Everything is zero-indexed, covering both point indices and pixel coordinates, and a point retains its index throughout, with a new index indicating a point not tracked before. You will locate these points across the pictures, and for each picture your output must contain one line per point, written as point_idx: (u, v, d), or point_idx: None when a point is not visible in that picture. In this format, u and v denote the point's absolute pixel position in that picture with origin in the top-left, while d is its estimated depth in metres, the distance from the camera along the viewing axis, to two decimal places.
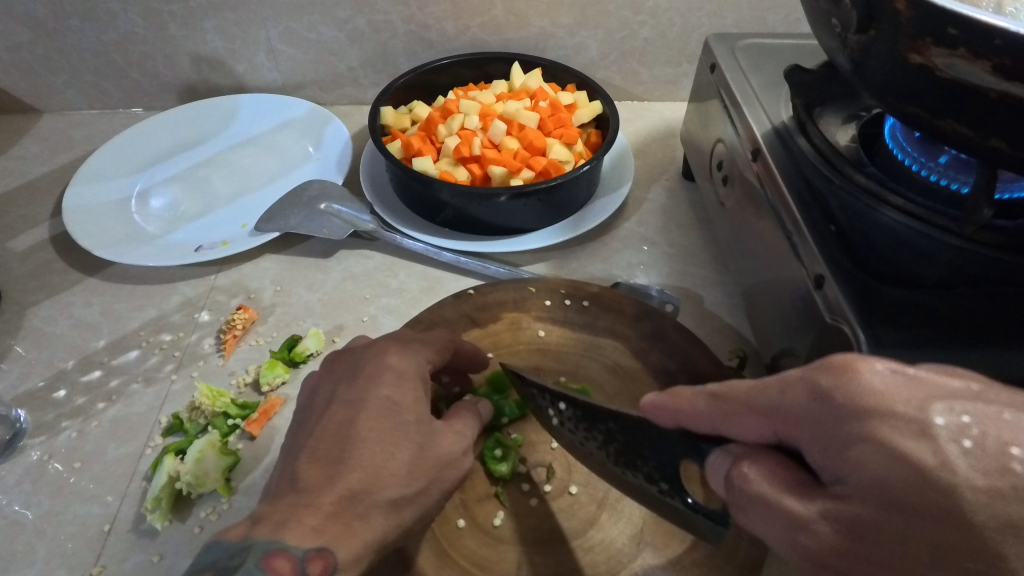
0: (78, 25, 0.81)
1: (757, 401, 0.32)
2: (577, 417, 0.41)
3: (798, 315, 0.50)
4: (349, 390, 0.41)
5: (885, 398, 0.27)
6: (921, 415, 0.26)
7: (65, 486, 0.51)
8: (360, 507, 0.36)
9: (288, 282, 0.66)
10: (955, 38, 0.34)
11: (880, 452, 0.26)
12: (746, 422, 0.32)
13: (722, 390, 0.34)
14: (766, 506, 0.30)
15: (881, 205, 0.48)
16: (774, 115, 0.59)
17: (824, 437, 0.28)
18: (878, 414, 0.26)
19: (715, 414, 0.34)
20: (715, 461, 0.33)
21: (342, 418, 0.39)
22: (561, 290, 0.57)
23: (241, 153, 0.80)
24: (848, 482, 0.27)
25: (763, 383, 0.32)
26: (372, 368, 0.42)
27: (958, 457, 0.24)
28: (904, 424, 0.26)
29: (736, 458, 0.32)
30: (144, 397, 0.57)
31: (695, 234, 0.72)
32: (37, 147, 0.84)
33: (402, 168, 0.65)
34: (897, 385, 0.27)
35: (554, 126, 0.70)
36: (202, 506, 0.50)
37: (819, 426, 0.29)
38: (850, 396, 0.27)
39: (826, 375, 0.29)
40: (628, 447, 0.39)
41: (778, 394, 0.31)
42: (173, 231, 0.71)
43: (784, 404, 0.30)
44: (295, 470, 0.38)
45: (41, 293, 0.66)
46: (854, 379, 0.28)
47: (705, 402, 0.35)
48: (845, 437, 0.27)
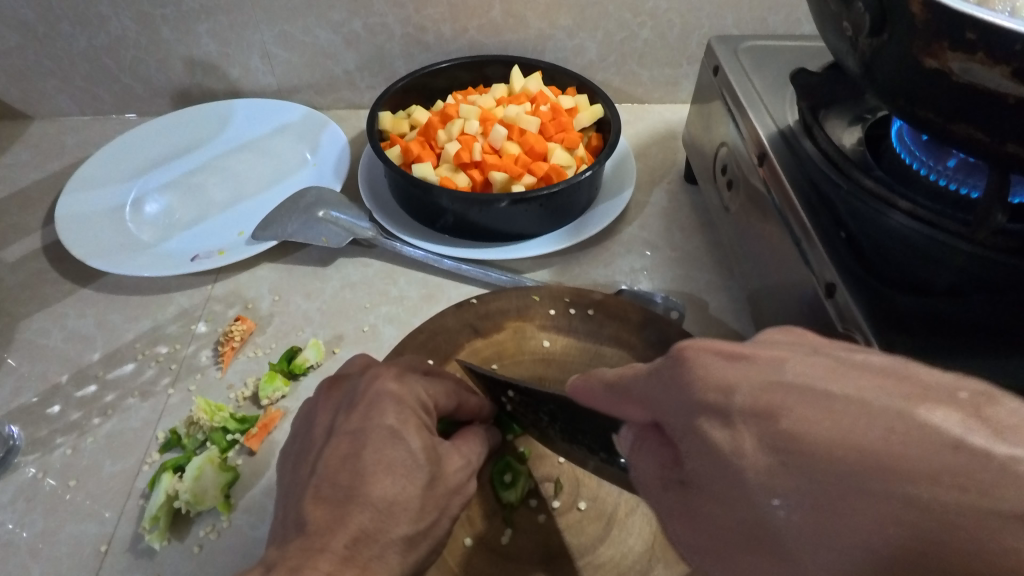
0: (68, 29, 0.80)
1: (635, 390, 0.32)
2: (565, 428, 0.41)
3: (806, 321, 0.49)
4: (351, 422, 0.39)
5: (708, 388, 0.27)
6: (754, 402, 0.26)
7: (60, 505, 0.50)
8: (374, 548, 0.36)
9: (286, 291, 0.65)
10: (974, 43, 0.33)
11: (706, 449, 0.27)
12: (628, 409, 0.32)
13: (616, 379, 0.33)
14: (654, 491, 0.31)
15: (889, 209, 0.46)
16: (778, 118, 0.58)
17: (671, 424, 0.29)
18: (720, 406, 0.27)
19: (610, 403, 0.34)
20: (618, 440, 0.34)
21: (345, 452, 0.37)
22: (566, 298, 0.56)
23: (236, 158, 0.79)
24: (703, 470, 0.27)
25: (642, 370, 0.32)
26: (372, 396, 0.39)
27: (753, 445, 0.26)
28: (716, 416, 0.27)
29: (628, 439, 0.33)
30: (140, 411, 0.55)
31: (699, 237, 0.71)
32: (27, 154, 0.82)
33: (401, 174, 0.64)
34: (731, 375, 0.27)
35: (555, 130, 0.69)
36: (201, 524, 0.48)
37: (678, 413, 0.29)
38: (700, 387, 0.28)
39: (682, 365, 0.29)
40: (607, 453, 0.39)
41: (649, 382, 0.31)
42: (167, 239, 0.70)
43: (650, 394, 0.30)
44: (302, 512, 0.36)
45: (34, 304, 0.65)
46: (694, 371, 0.28)
47: (602, 391, 0.34)
48: (688, 429, 0.28)
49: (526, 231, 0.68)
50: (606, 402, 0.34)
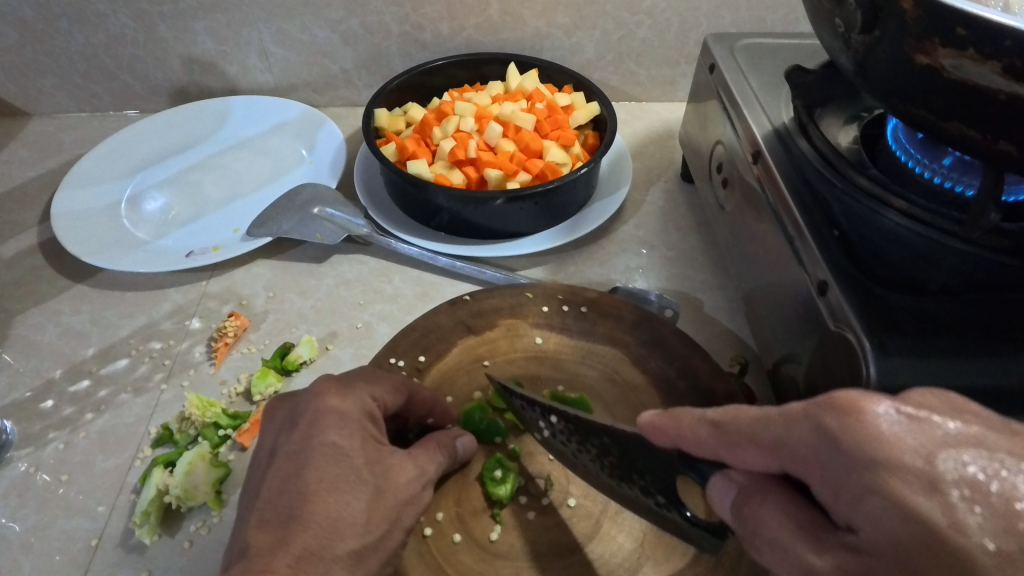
0: (66, 26, 0.80)
1: (761, 435, 0.32)
2: (569, 429, 0.41)
3: (800, 320, 0.49)
4: (292, 441, 0.39)
5: (895, 448, 0.27)
6: (929, 467, 0.27)
7: (52, 500, 0.50)
8: (318, 565, 0.35)
9: (281, 288, 0.65)
10: (964, 39, 0.33)
11: (889, 508, 0.26)
12: (748, 455, 0.33)
13: (724, 419, 0.34)
14: (777, 546, 0.30)
15: (884, 208, 0.47)
16: (774, 117, 0.58)
17: (835, 484, 0.29)
18: (888, 465, 0.27)
19: (718, 444, 0.34)
20: (718, 486, 0.34)
21: (287, 472, 0.37)
22: (558, 296, 0.56)
23: (233, 156, 0.79)
24: (858, 532, 0.27)
25: (767, 415, 0.32)
26: (312, 413, 0.39)
27: (952, 512, 0.25)
28: (912, 480, 0.26)
29: (743, 493, 0.33)
30: (133, 407, 0.55)
31: (695, 237, 0.71)
32: (25, 151, 0.83)
33: (396, 172, 0.64)
34: (910, 437, 0.28)
35: (551, 128, 0.69)
36: (192, 519, 0.48)
37: (827, 468, 0.29)
38: (860, 443, 0.28)
39: (831, 417, 0.29)
40: (623, 460, 0.40)
41: (781, 429, 0.31)
42: (163, 236, 0.70)
43: (787, 441, 0.31)
44: (246, 537, 0.35)
45: (29, 300, 0.65)
46: (861, 424, 0.28)
47: (706, 430, 0.35)
48: (852, 488, 0.28)
49: (520, 230, 0.68)
50: (718, 443, 0.34)
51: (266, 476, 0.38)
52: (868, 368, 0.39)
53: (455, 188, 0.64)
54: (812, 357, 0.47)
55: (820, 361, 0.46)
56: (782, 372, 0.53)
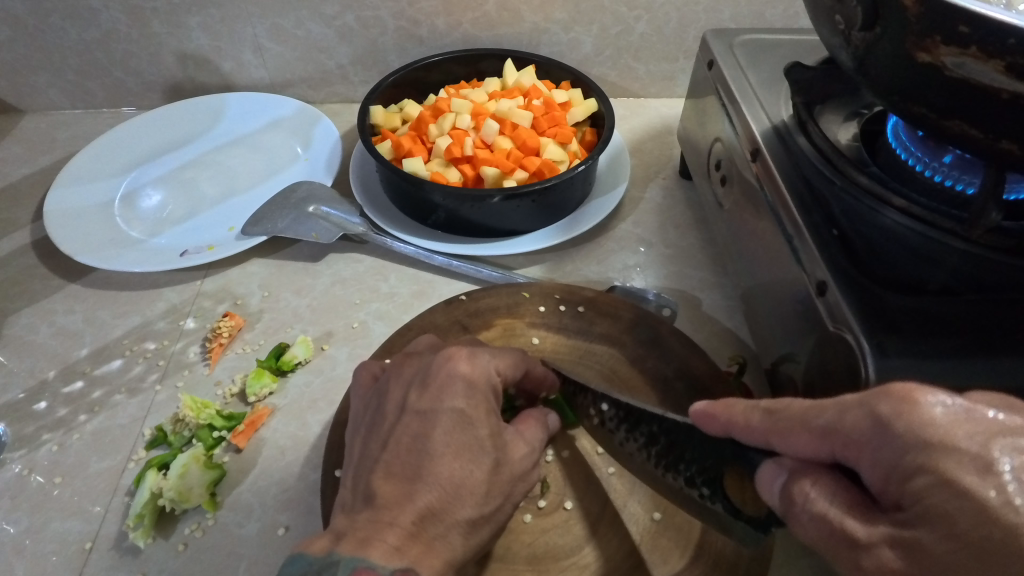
0: (58, 22, 0.79)
1: (813, 420, 0.31)
2: (619, 416, 0.40)
3: (799, 319, 0.49)
4: (422, 402, 0.39)
5: (950, 433, 0.26)
6: (983, 450, 0.26)
7: (46, 502, 0.50)
8: (439, 526, 0.36)
9: (276, 287, 0.64)
10: (966, 36, 0.32)
11: (944, 489, 0.26)
12: (798, 440, 0.31)
13: (778, 406, 0.33)
14: (829, 527, 0.29)
15: (883, 206, 0.47)
16: (773, 113, 0.57)
17: (887, 466, 0.28)
18: (943, 447, 0.26)
19: (768, 431, 0.33)
20: (766, 473, 0.33)
21: (415, 431, 0.38)
22: (556, 295, 0.56)
23: (228, 153, 0.79)
24: (913, 512, 0.27)
25: (821, 404, 0.31)
26: (443, 377, 0.40)
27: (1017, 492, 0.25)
28: (965, 462, 0.26)
29: (791, 475, 0.31)
30: (127, 408, 0.55)
31: (693, 234, 0.70)
32: (17, 148, 0.82)
33: (392, 169, 0.63)
34: (961, 421, 0.27)
35: (548, 125, 0.69)
36: (186, 522, 0.48)
37: (880, 452, 0.28)
38: (913, 426, 0.27)
39: (886, 402, 0.28)
40: (670, 449, 0.38)
41: (835, 415, 0.30)
42: (158, 234, 0.70)
43: (840, 427, 0.29)
44: (372, 486, 0.37)
45: (22, 300, 0.64)
46: (918, 409, 0.27)
47: (758, 417, 0.33)
48: (907, 469, 0.27)
49: (518, 228, 0.67)
50: (765, 429, 0.33)
51: (396, 433, 0.39)
52: (866, 371, 0.39)
53: (452, 186, 0.63)
54: (811, 357, 0.47)
55: (819, 361, 0.45)
56: (780, 372, 0.52)
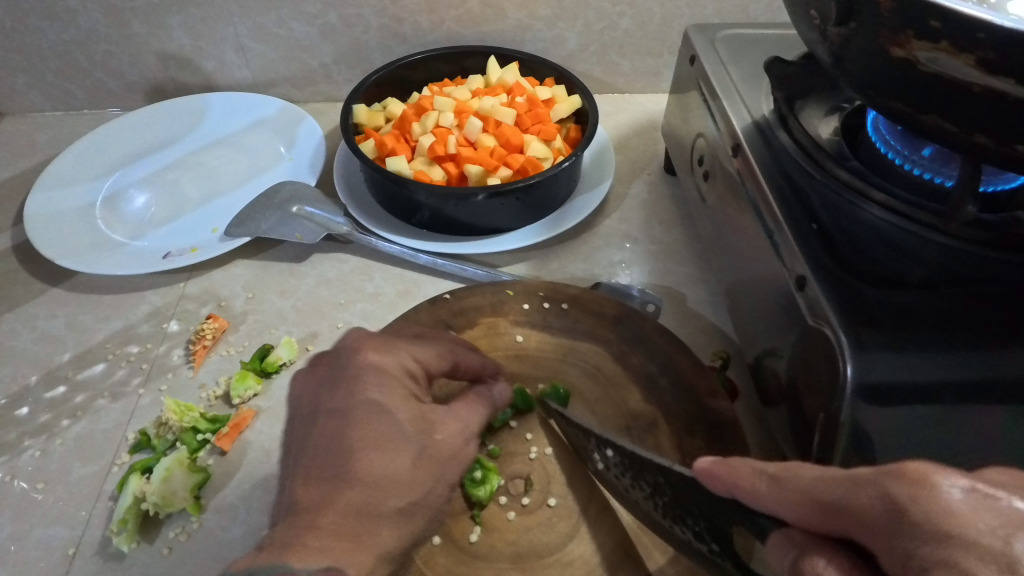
0: (37, 23, 0.78)
1: (823, 493, 0.25)
2: (624, 463, 0.40)
3: (781, 315, 0.49)
4: (333, 399, 0.40)
5: (963, 525, 0.20)
6: (1004, 547, 0.20)
7: (29, 509, 0.50)
8: (366, 519, 0.36)
9: (260, 289, 0.64)
10: (938, 31, 0.32)
11: None
12: (794, 506, 0.26)
13: (786, 471, 0.27)
14: None
15: (864, 202, 0.47)
16: (754, 109, 0.58)
17: (901, 561, 0.21)
18: (949, 540, 0.20)
19: (771, 496, 0.27)
20: (774, 547, 0.26)
21: (330, 430, 0.39)
22: (540, 293, 0.56)
23: (211, 154, 0.78)
24: None
25: (830, 476, 0.25)
26: (354, 370, 0.41)
27: None
28: (989, 561, 0.19)
29: (800, 555, 0.25)
30: (110, 413, 0.55)
31: (678, 230, 0.70)
32: None
33: (375, 169, 0.63)
34: (982, 510, 0.21)
35: (532, 122, 0.69)
36: (171, 526, 0.48)
37: (888, 540, 0.22)
38: (925, 513, 0.21)
39: (900, 484, 0.22)
40: (675, 501, 0.37)
41: (843, 491, 0.24)
42: (141, 237, 0.69)
43: (851, 507, 0.24)
44: (293, 494, 0.37)
45: (3, 305, 0.64)
46: (935, 498, 0.21)
47: (762, 481, 0.28)
48: (919, 565, 0.21)
49: (502, 226, 0.67)
50: (768, 494, 0.27)
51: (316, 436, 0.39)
52: (845, 365, 0.39)
53: (435, 184, 0.63)
54: (793, 352, 0.47)
55: (801, 356, 0.45)
56: (764, 367, 0.52)
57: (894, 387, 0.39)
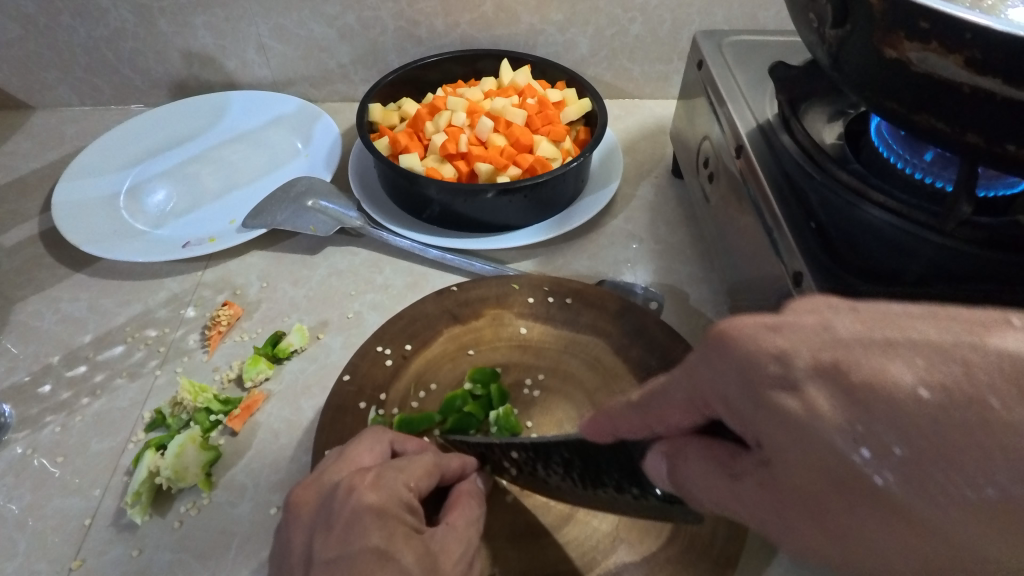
0: (69, 21, 0.82)
1: (675, 393, 0.30)
2: (531, 455, 0.41)
3: (780, 313, 0.50)
4: (329, 548, 0.35)
5: (756, 358, 0.26)
6: (787, 368, 0.25)
7: (48, 481, 0.52)
8: None
9: (274, 278, 0.66)
10: (927, 32, 0.33)
11: (778, 423, 0.25)
12: (672, 415, 0.31)
13: (643, 396, 0.32)
14: (710, 491, 0.28)
15: (863, 202, 0.48)
16: (759, 112, 0.59)
17: (738, 413, 0.27)
18: (757, 381, 0.25)
19: (644, 417, 0.32)
20: (652, 463, 0.32)
21: None
22: (545, 287, 0.57)
23: (231, 149, 0.81)
24: (767, 447, 0.25)
25: (674, 376, 0.30)
26: (347, 514, 0.36)
27: (827, 401, 0.24)
28: (781, 384, 0.25)
29: (669, 458, 0.31)
30: (127, 392, 0.57)
31: (683, 231, 0.72)
32: (27, 143, 0.84)
33: (388, 165, 0.65)
34: (775, 337, 0.26)
35: (542, 123, 0.70)
36: (182, 500, 0.50)
37: (728, 398, 0.27)
38: (732, 363, 0.26)
39: (708, 348, 0.28)
40: (587, 471, 0.39)
41: (683, 379, 0.29)
42: (161, 226, 0.72)
43: (692, 387, 0.29)
44: None
45: (29, 288, 0.66)
46: (728, 346, 0.27)
47: (631, 413, 0.33)
48: (754, 413, 0.26)
49: (510, 223, 0.69)
50: (640, 419, 0.32)
51: (321, 539, 0.36)
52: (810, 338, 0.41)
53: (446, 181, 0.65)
54: None
55: None
56: None
57: None
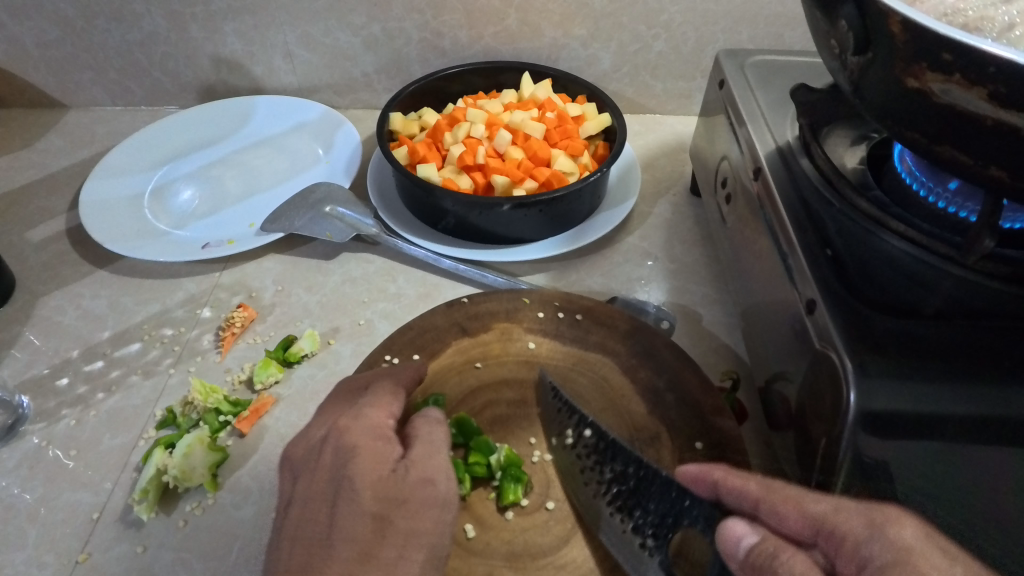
0: (104, 24, 0.84)
1: (808, 506, 0.35)
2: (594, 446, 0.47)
3: (792, 339, 0.49)
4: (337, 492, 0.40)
5: (918, 559, 0.30)
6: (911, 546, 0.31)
7: (60, 473, 0.53)
8: None
9: (289, 283, 0.67)
10: (950, 64, 0.33)
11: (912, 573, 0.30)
12: (786, 518, 0.36)
13: (775, 483, 0.37)
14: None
15: (882, 231, 0.47)
16: (779, 135, 0.58)
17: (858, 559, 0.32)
18: (910, 562, 0.30)
19: (760, 495, 0.37)
20: (734, 525, 0.36)
21: (340, 519, 0.38)
22: (555, 303, 0.57)
23: (254, 153, 0.82)
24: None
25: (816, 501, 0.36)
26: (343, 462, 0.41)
27: None
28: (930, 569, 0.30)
29: (761, 540, 0.34)
30: (141, 390, 0.58)
31: (698, 250, 0.71)
32: (60, 141, 0.87)
33: (406, 175, 0.65)
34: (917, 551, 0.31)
35: (560, 137, 0.70)
36: (188, 500, 0.50)
37: (852, 544, 0.33)
38: (887, 546, 0.31)
39: (881, 515, 0.33)
40: (632, 494, 0.43)
41: (829, 510, 0.34)
42: (182, 227, 0.73)
43: (829, 518, 0.34)
44: None
45: (53, 283, 0.68)
46: (888, 536, 0.32)
47: (755, 484, 0.38)
48: (881, 561, 0.31)
49: (524, 237, 0.69)
50: (760, 494, 0.37)
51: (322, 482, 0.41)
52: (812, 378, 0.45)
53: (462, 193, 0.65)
54: (803, 377, 0.46)
55: (809, 383, 0.45)
56: (774, 390, 0.52)
57: (895, 417, 0.39)
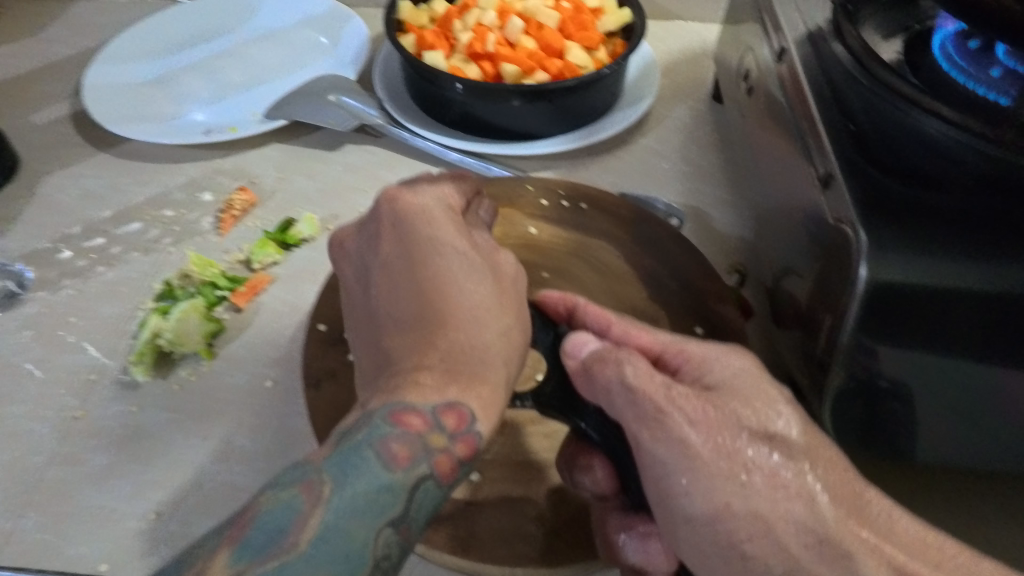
0: None
1: (660, 336, 0.40)
2: None
3: (803, 226, 0.46)
4: (391, 248, 0.41)
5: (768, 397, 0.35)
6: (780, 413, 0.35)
7: (59, 338, 0.53)
8: (473, 334, 0.37)
9: (290, 171, 0.66)
10: None
11: (762, 399, 0.35)
12: (635, 333, 0.40)
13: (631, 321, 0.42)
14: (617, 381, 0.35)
15: (915, 110, 0.43)
16: (810, 20, 0.54)
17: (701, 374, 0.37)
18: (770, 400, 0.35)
19: (615, 323, 0.41)
20: (581, 334, 0.39)
21: (393, 286, 0.39)
22: (560, 191, 0.55)
23: (258, 45, 0.80)
24: (724, 387, 0.36)
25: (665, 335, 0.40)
26: (402, 222, 0.41)
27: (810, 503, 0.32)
28: (785, 446, 0.33)
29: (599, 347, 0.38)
30: (140, 265, 0.58)
31: (714, 154, 0.68)
32: (65, 32, 0.85)
33: (410, 59, 0.63)
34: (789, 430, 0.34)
35: (576, 29, 0.67)
36: (183, 365, 0.51)
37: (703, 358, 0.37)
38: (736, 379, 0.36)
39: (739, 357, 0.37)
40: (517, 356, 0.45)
41: (675, 341, 0.39)
42: (184, 113, 0.72)
43: (678, 344, 0.39)
44: (383, 346, 0.38)
45: (55, 164, 0.67)
46: (734, 365, 0.37)
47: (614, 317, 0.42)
48: (721, 378, 0.36)
49: (534, 131, 0.66)
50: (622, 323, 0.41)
51: (374, 259, 0.42)
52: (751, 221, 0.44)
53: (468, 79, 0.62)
54: (811, 262, 0.44)
55: (818, 265, 0.43)
56: (780, 286, 0.50)
57: (905, 288, 0.37)
